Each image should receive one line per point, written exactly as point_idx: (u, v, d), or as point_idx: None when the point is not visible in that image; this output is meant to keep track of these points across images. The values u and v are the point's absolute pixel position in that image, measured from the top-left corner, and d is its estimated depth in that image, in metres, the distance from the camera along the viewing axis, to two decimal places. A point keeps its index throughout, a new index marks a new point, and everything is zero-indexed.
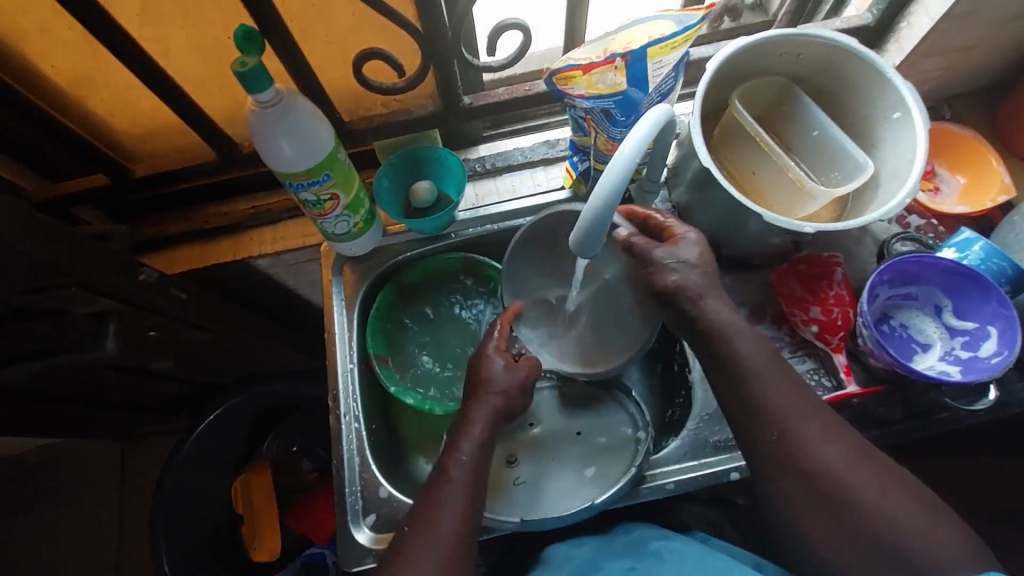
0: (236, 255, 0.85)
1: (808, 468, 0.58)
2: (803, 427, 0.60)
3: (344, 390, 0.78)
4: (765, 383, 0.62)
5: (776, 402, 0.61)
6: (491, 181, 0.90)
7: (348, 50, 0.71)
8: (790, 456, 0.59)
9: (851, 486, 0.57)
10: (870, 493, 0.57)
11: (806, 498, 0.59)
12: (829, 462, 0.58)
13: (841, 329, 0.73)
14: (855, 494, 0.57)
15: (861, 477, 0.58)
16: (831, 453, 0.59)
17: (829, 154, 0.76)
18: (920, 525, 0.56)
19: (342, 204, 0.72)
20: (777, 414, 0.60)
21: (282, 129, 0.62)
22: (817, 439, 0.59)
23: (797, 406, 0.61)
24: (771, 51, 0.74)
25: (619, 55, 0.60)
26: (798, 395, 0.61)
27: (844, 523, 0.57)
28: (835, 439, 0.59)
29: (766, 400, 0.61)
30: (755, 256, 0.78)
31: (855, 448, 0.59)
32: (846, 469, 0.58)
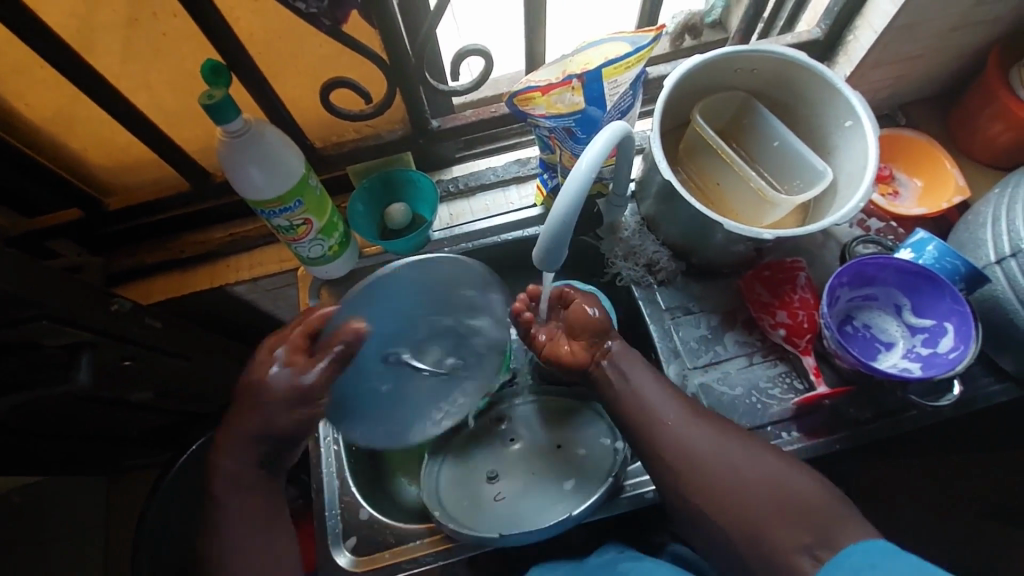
0: (213, 283, 0.86)
1: (681, 447, 0.63)
2: (644, 407, 0.66)
3: None
4: (629, 381, 0.67)
5: (636, 393, 0.66)
6: (464, 202, 0.92)
7: (317, 79, 0.73)
8: (662, 442, 0.64)
9: (684, 446, 0.63)
10: (743, 462, 0.62)
11: (683, 480, 0.62)
12: (694, 441, 0.63)
13: (808, 332, 0.74)
14: (726, 468, 0.61)
15: (726, 448, 0.62)
16: (694, 432, 0.64)
17: (790, 164, 0.79)
18: (785, 481, 0.60)
19: (314, 229, 0.74)
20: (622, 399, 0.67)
21: (250, 157, 0.63)
22: (677, 419, 0.64)
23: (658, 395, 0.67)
24: (725, 67, 0.77)
25: (575, 75, 0.63)
26: (655, 383, 0.67)
27: (722, 499, 0.60)
28: (695, 421, 0.64)
29: (625, 395, 0.67)
30: (722, 264, 0.80)
31: (715, 425, 0.64)
32: (708, 443, 0.63)
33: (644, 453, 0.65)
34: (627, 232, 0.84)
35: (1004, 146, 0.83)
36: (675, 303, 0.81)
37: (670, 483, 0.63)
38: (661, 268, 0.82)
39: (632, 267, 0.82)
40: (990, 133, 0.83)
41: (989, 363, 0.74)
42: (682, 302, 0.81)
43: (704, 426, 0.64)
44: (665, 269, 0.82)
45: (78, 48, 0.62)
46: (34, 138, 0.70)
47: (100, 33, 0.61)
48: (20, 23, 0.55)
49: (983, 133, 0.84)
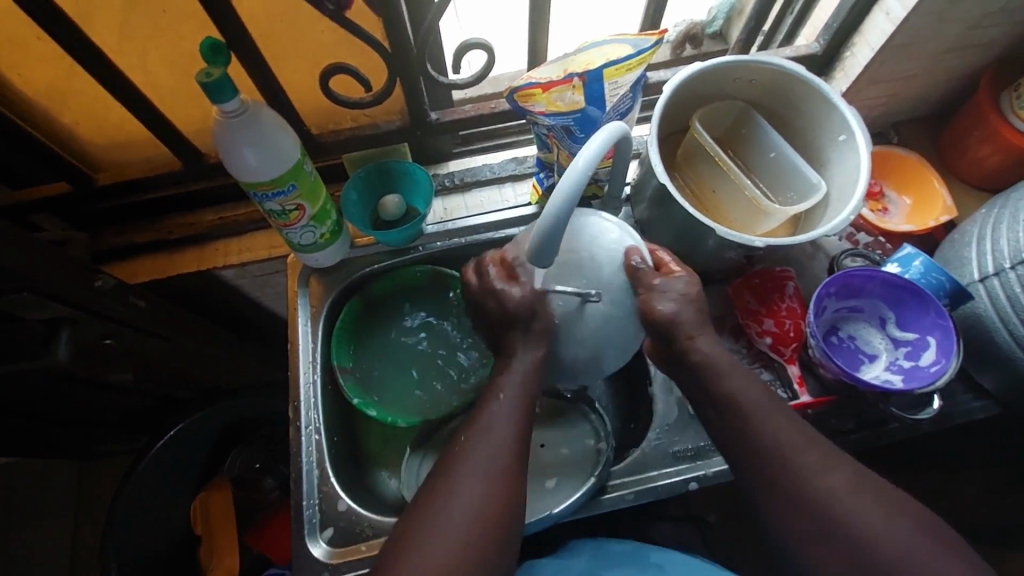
0: (200, 266, 0.85)
1: (805, 497, 0.55)
2: (775, 443, 0.57)
3: (305, 401, 0.77)
4: (749, 412, 0.59)
5: (761, 433, 0.58)
6: (459, 197, 0.92)
7: (316, 65, 0.72)
8: (784, 484, 0.56)
9: (813, 490, 0.55)
10: (882, 526, 0.53)
11: (801, 528, 0.55)
12: (825, 491, 0.55)
13: (794, 341, 0.75)
14: (861, 528, 0.53)
15: (861, 505, 0.54)
16: (829, 480, 0.55)
17: (786, 176, 0.79)
18: (928, 552, 0.52)
19: (307, 214, 0.74)
20: (751, 429, 0.58)
21: (246, 139, 0.63)
22: (806, 461, 0.56)
23: (792, 441, 0.57)
24: (724, 75, 0.78)
25: (577, 74, 0.63)
26: (785, 420, 0.58)
27: (846, 556, 0.53)
28: (827, 461, 0.56)
29: (746, 421, 0.58)
30: (712, 271, 0.80)
31: (854, 478, 0.55)
32: (843, 497, 0.54)
33: (761, 494, 0.57)
34: None
35: (991, 169, 0.85)
36: None
37: (784, 528, 0.56)
38: None
39: None
40: (978, 155, 0.85)
41: (969, 380, 0.75)
42: None
43: (836, 466, 0.56)
44: None
45: (74, 18, 0.61)
46: (26, 110, 0.69)
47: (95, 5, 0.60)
48: None
49: (971, 155, 0.86)
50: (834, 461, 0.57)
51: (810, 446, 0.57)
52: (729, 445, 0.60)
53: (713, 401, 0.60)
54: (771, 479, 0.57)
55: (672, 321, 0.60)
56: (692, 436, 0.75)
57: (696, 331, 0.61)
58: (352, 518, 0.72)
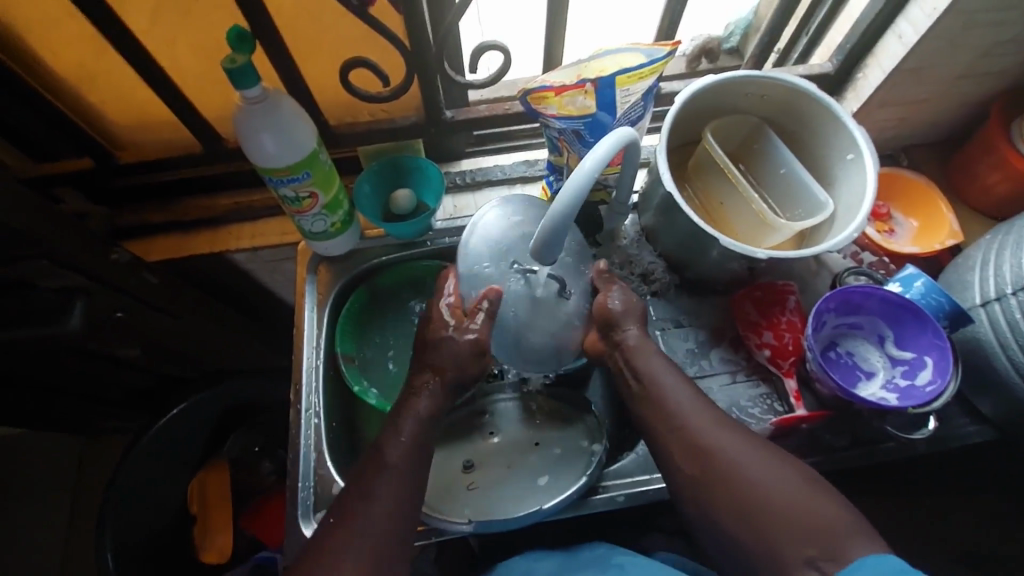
0: (213, 247, 0.88)
1: (697, 447, 0.62)
2: (672, 401, 0.65)
3: (307, 385, 0.79)
4: (656, 378, 0.67)
5: (666, 397, 0.65)
6: (469, 195, 0.94)
7: (337, 58, 0.74)
8: (680, 439, 0.63)
9: (702, 443, 0.62)
10: (762, 474, 0.59)
11: (694, 476, 0.61)
12: (713, 445, 0.61)
13: (792, 355, 0.75)
14: (742, 474, 0.60)
15: (747, 456, 0.61)
16: (717, 436, 0.62)
17: (794, 193, 0.80)
18: (804, 496, 0.58)
19: (320, 203, 0.75)
20: (654, 392, 0.66)
21: (264, 125, 0.65)
22: (699, 420, 0.63)
23: (690, 405, 0.65)
24: (736, 90, 0.79)
25: (589, 79, 0.64)
26: (686, 387, 0.66)
27: (731, 499, 0.59)
28: (718, 422, 0.63)
29: (651, 387, 0.66)
30: (715, 282, 0.81)
31: (739, 435, 0.62)
32: (732, 450, 0.61)
33: (664, 451, 0.64)
34: (626, 241, 0.85)
35: (1000, 196, 0.85)
36: (667, 315, 0.83)
37: (681, 477, 0.62)
38: (656, 279, 0.84)
39: (627, 277, 0.84)
40: (987, 182, 0.85)
41: (966, 404, 0.75)
42: (672, 315, 0.83)
43: (727, 426, 0.63)
44: (660, 280, 0.84)
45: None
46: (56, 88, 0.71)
47: None
48: None
49: (979, 182, 0.86)
50: (728, 425, 0.64)
51: (709, 411, 0.64)
52: (637, 408, 0.67)
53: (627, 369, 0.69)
54: (667, 433, 0.64)
55: (617, 312, 0.69)
56: None
57: (629, 326, 0.70)
58: None
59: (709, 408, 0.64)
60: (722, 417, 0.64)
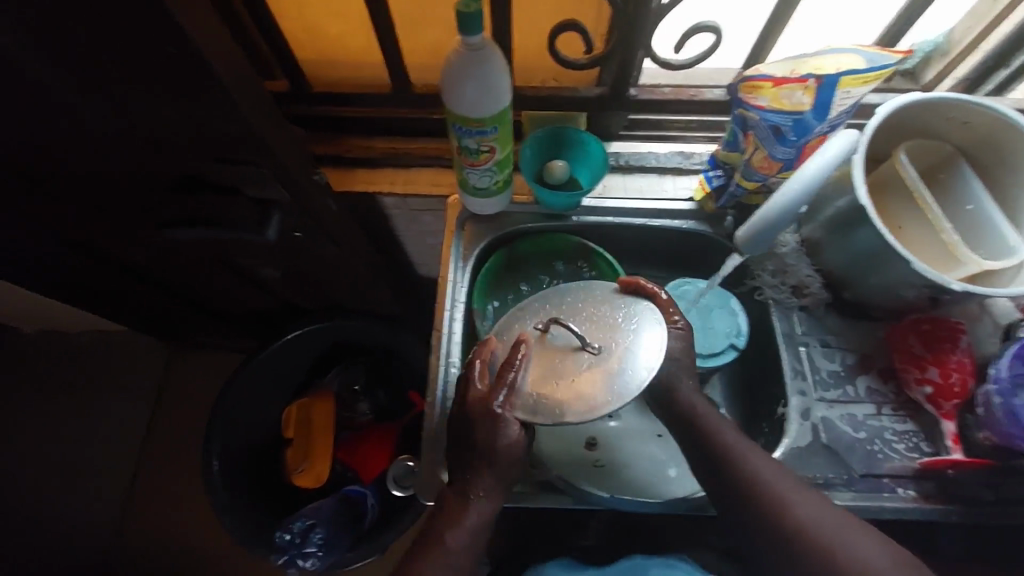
0: (368, 186, 0.90)
1: (784, 523, 0.60)
2: (754, 469, 0.63)
3: (448, 333, 0.80)
4: (730, 445, 0.65)
5: (741, 460, 0.64)
6: (620, 177, 0.93)
7: (547, 18, 0.75)
8: (765, 513, 0.61)
9: (792, 520, 0.60)
10: (852, 552, 0.58)
11: (774, 545, 0.61)
12: (800, 520, 0.60)
13: (956, 397, 0.72)
14: (834, 557, 0.58)
15: (830, 526, 0.60)
16: (804, 512, 0.61)
17: (977, 231, 0.76)
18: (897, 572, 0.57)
19: (494, 159, 0.76)
20: (736, 454, 0.64)
21: (472, 74, 0.66)
22: (786, 495, 0.61)
23: (768, 469, 0.64)
24: (938, 113, 0.75)
25: (814, 76, 0.62)
26: (764, 457, 0.64)
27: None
28: (804, 493, 0.62)
29: (728, 452, 0.65)
30: (874, 307, 0.78)
31: (827, 508, 0.61)
32: (822, 524, 0.60)
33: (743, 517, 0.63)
34: (782, 250, 0.84)
35: None
36: (815, 332, 0.80)
37: (759, 543, 0.62)
38: (809, 293, 0.81)
39: (777, 286, 0.82)
40: None
41: None
42: (819, 332, 0.80)
43: (815, 500, 0.62)
44: (814, 295, 0.81)
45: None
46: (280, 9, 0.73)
47: None
48: None
49: None
50: (813, 498, 0.62)
51: (790, 481, 0.63)
52: (709, 470, 0.66)
53: (699, 435, 0.67)
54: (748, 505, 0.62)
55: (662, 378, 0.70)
56: (824, 466, 0.72)
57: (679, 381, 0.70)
58: None
59: (794, 482, 0.63)
60: (807, 490, 0.62)
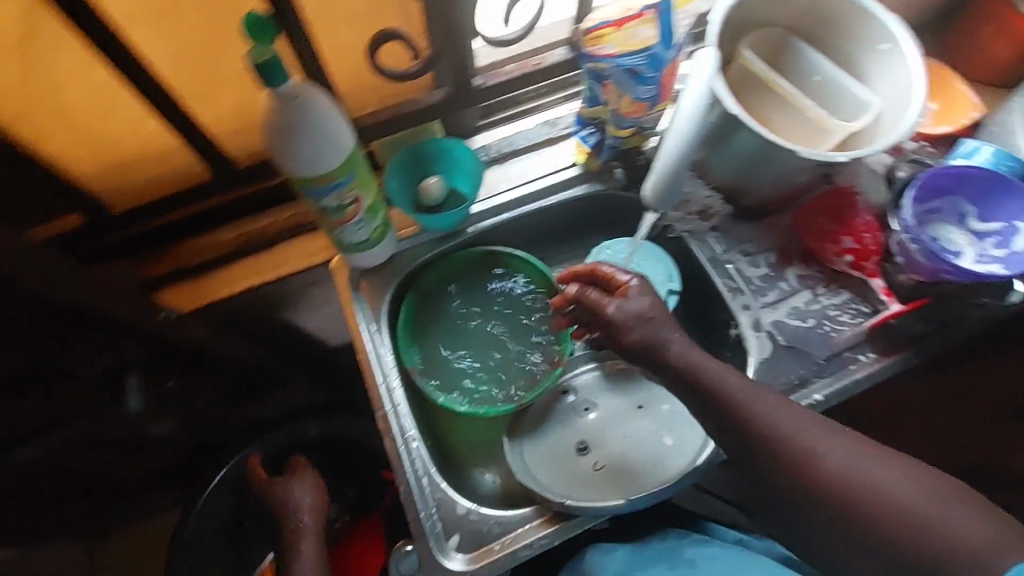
0: (234, 290, 0.77)
1: (811, 472, 0.56)
2: (780, 427, 0.58)
3: (391, 409, 0.71)
4: (744, 403, 0.59)
5: (757, 408, 0.59)
6: (497, 170, 0.87)
7: (360, 29, 0.67)
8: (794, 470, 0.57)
9: (819, 468, 0.56)
10: (892, 484, 0.55)
11: (810, 501, 0.57)
12: (831, 466, 0.56)
13: (873, 255, 0.76)
14: (874, 495, 0.55)
15: (864, 467, 0.56)
16: (833, 454, 0.56)
17: (833, 97, 0.80)
18: (946, 516, 0.52)
19: (362, 208, 0.67)
20: (752, 412, 0.59)
21: (299, 127, 0.56)
22: (810, 443, 0.57)
23: (788, 419, 0.59)
24: (759, 2, 0.77)
25: (649, 8, 0.60)
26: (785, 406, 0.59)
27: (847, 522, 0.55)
28: (828, 433, 0.58)
29: (745, 413, 0.59)
30: (772, 202, 0.80)
31: (860, 445, 0.57)
32: (846, 466, 0.56)
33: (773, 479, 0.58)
34: None
35: (1007, 62, 0.87)
36: (733, 245, 0.82)
37: (786, 499, 0.59)
38: (715, 213, 0.83)
39: (684, 218, 0.83)
40: (993, 50, 0.87)
41: None
42: (738, 244, 0.82)
43: (851, 442, 0.57)
44: (719, 213, 0.83)
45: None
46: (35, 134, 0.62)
47: None
48: None
49: (986, 53, 0.88)
50: (839, 435, 0.58)
51: (812, 426, 0.58)
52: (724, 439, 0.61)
53: (711, 404, 0.60)
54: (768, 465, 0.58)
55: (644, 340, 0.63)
56: (790, 367, 0.75)
57: (669, 337, 0.63)
58: (475, 518, 0.66)
59: (824, 424, 0.58)
60: (830, 428, 0.58)
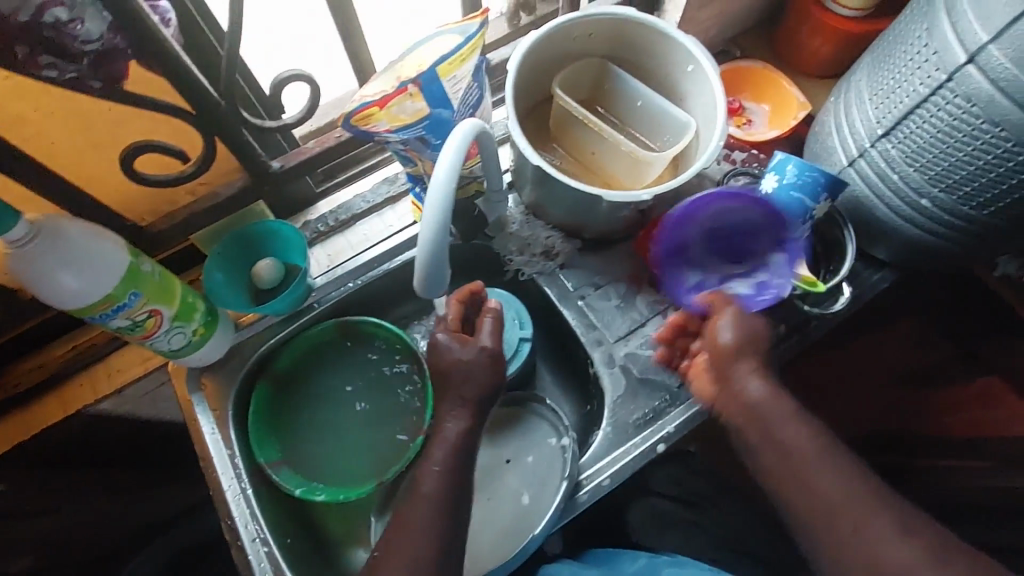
0: (67, 411, 0.74)
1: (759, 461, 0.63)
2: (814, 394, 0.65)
3: (239, 516, 0.69)
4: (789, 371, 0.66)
5: (791, 424, 0.63)
6: (339, 237, 0.85)
7: (117, 144, 0.62)
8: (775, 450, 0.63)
9: (779, 452, 0.62)
10: (812, 473, 0.61)
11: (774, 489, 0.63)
12: (782, 448, 0.62)
13: (709, 275, 0.76)
14: (805, 483, 0.61)
15: (860, 502, 0.59)
16: (796, 434, 0.63)
17: (656, 121, 0.79)
18: (911, 550, 0.56)
19: (166, 318, 0.63)
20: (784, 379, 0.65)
21: (54, 262, 0.53)
22: (782, 425, 0.63)
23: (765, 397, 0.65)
24: (562, 38, 0.75)
25: (409, 81, 0.58)
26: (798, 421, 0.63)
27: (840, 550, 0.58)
28: (783, 420, 0.64)
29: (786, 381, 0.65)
30: (614, 234, 0.79)
31: (806, 429, 0.63)
32: (841, 497, 0.59)
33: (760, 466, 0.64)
34: (516, 225, 0.82)
35: (827, 56, 0.88)
36: (583, 281, 0.80)
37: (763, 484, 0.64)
38: (558, 252, 0.81)
39: (530, 260, 0.81)
40: (812, 47, 0.88)
41: (866, 257, 0.80)
42: (587, 278, 0.80)
43: (786, 427, 0.63)
44: (563, 251, 0.81)
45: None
46: None
47: None
48: None
49: (807, 49, 0.89)
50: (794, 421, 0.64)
51: (782, 409, 0.64)
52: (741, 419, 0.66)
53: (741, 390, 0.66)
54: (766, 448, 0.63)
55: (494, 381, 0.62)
56: (645, 400, 0.75)
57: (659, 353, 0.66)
58: None
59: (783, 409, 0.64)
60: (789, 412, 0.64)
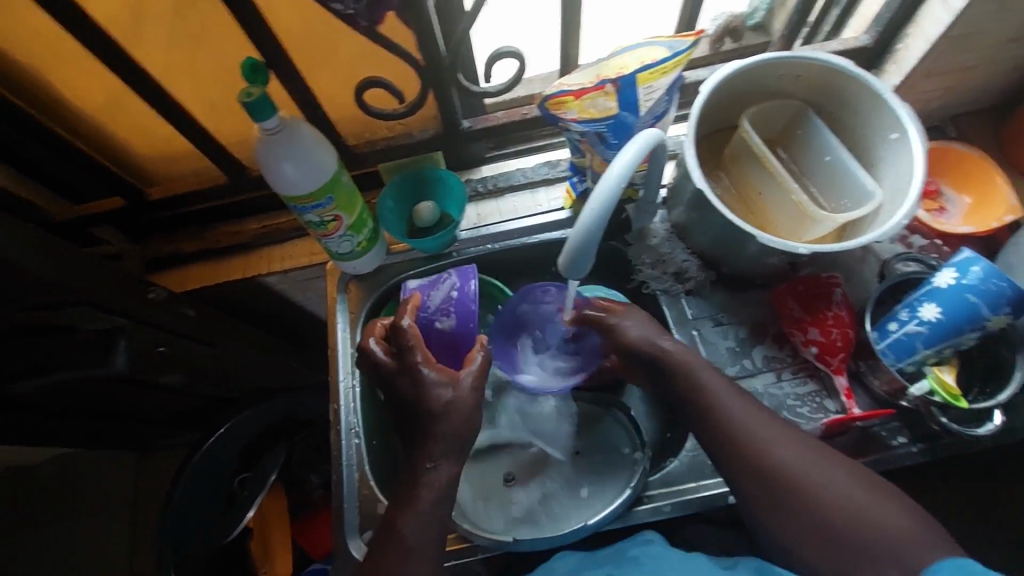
0: (246, 272, 0.89)
1: (771, 472, 0.60)
2: (751, 425, 0.62)
3: (344, 406, 0.79)
4: (715, 399, 0.64)
5: (730, 415, 0.63)
6: (492, 202, 0.92)
7: (354, 74, 0.75)
8: (762, 466, 0.60)
9: (780, 468, 0.60)
10: (842, 489, 0.58)
11: (777, 506, 0.59)
12: (787, 465, 0.60)
13: (841, 351, 0.72)
14: (829, 497, 0.58)
15: (833, 481, 0.59)
16: (796, 458, 0.60)
17: (838, 181, 0.76)
18: (893, 518, 0.57)
19: (345, 225, 0.75)
20: (711, 395, 0.64)
21: (285, 154, 0.65)
22: (778, 442, 0.61)
23: (741, 409, 0.63)
24: (767, 73, 0.74)
25: (609, 80, 0.62)
26: (740, 399, 0.64)
27: (823, 527, 0.58)
28: (788, 437, 0.61)
29: (711, 404, 0.64)
30: (753, 275, 0.78)
31: (816, 451, 0.61)
32: (810, 472, 0.59)
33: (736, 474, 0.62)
34: (656, 239, 0.83)
35: None
36: (704, 314, 0.80)
37: (759, 501, 0.61)
38: (690, 277, 0.81)
39: (660, 276, 0.81)
40: None
41: None
42: (710, 312, 0.80)
43: (800, 444, 0.61)
44: (694, 278, 0.81)
45: (103, 24, 0.63)
46: (94, 140, 0.75)
47: (137, 30, 0.64)
48: (83, 33, 0.59)
49: None
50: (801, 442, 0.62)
51: (773, 427, 0.62)
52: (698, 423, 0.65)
53: (686, 393, 0.66)
54: (754, 467, 0.61)
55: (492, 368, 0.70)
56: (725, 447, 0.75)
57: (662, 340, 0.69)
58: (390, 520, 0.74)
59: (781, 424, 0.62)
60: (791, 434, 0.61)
